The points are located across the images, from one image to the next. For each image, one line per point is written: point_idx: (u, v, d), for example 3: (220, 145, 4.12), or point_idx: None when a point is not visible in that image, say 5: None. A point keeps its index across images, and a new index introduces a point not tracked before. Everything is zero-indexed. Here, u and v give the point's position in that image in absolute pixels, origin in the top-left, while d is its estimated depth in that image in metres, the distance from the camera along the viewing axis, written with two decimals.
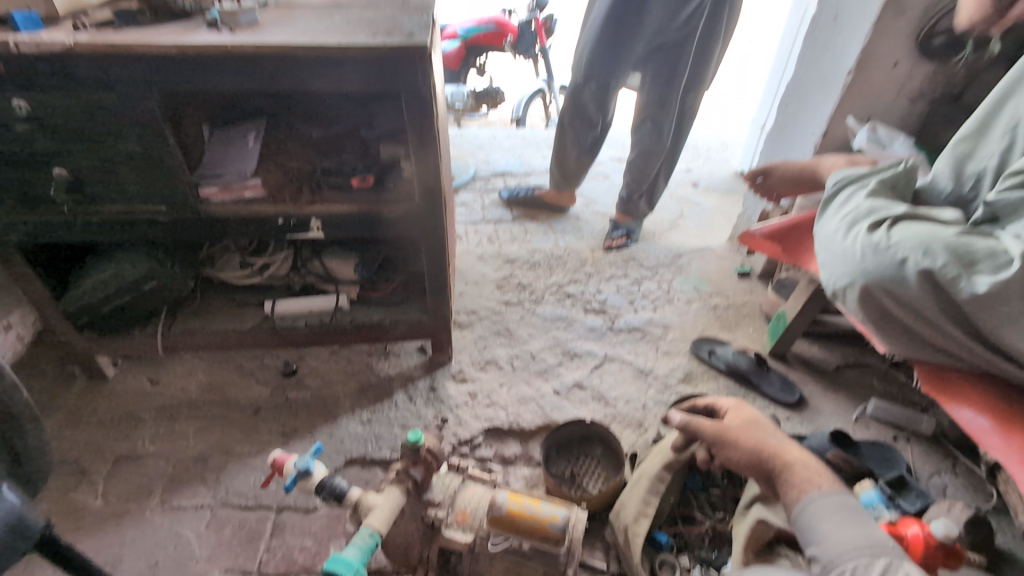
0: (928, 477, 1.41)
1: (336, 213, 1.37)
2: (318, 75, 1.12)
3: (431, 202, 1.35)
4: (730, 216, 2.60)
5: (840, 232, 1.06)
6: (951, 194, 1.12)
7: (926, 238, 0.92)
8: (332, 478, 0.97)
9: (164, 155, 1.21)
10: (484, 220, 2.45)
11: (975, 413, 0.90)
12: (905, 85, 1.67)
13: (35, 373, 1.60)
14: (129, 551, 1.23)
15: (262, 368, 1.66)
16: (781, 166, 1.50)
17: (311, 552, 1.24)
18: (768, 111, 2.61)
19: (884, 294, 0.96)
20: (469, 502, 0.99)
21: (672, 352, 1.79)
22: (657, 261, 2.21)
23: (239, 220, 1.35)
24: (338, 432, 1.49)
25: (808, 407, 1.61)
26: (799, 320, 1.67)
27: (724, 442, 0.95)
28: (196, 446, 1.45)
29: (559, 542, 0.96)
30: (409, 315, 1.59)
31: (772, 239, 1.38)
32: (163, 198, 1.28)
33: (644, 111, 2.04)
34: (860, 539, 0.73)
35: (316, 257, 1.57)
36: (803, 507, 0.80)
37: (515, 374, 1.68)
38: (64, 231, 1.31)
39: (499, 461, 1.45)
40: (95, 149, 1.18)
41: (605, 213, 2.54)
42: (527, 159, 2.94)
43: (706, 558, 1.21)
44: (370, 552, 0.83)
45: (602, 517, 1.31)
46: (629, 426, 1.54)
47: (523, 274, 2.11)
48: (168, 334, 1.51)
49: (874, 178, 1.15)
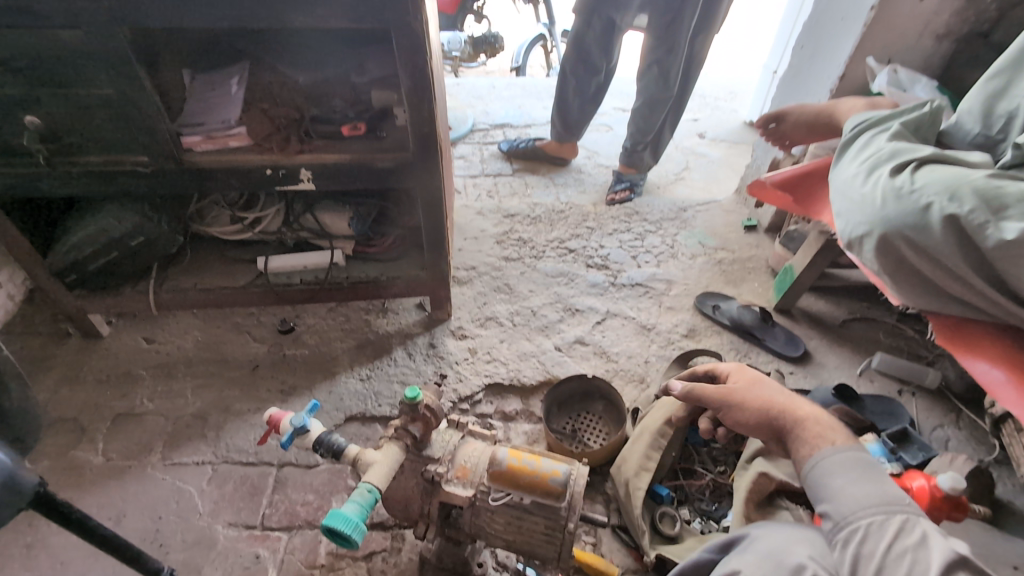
0: (931, 430, 1.41)
1: (326, 164, 1.29)
2: (299, 10, 1.03)
3: (426, 151, 1.28)
4: (738, 167, 2.50)
5: (860, 176, 1.00)
6: (978, 136, 1.05)
7: (953, 183, 0.87)
8: (330, 435, 0.96)
9: (139, 100, 1.14)
10: (483, 174, 2.37)
11: (991, 366, 0.85)
12: (931, 22, 1.55)
13: (29, 331, 1.58)
14: (132, 506, 1.24)
15: (258, 325, 1.64)
16: (795, 110, 1.42)
17: (313, 506, 1.25)
18: (781, 56, 2.48)
19: (904, 242, 0.92)
20: (469, 458, 0.99)
21: (676, 307, 1.76)
22: (661, 215, 2.15)
23: (227, 173, 1.28)
24: (337, 388, 1.48)
25: (812, 361, 1.59)
26: (806, 273, 1.63)
27: (730, 406, 0.90)
28: (194, 404, 1.44)
29: (560, 498, 0.93)
30: (406, 271, 1.55)
31: (785, 188, 1.31)
32: (144, 147, 1.21)
33: (651, 55, 1.91)
34: (877, 495, 0.63)
35: (308, 212, 1.50)
36: (814, 463, 0.71)
37: (515, 330, 1.66)
38: (42, 184, 1.25)
39: (500, 416, 1.45)
40: (66, 94, 1.11)
41: (608, 165, 2.46)
42: (527, 109, 2.82)
43: (705, 511, 1.22)
44: (370, 507, 0.82)
45: (603, 471, 1.31)
46: (630, 381, 1.53)
47: (523, 229, 2.06)
48: (160, 293, 1.46)
49: (897, 120, 1.08)
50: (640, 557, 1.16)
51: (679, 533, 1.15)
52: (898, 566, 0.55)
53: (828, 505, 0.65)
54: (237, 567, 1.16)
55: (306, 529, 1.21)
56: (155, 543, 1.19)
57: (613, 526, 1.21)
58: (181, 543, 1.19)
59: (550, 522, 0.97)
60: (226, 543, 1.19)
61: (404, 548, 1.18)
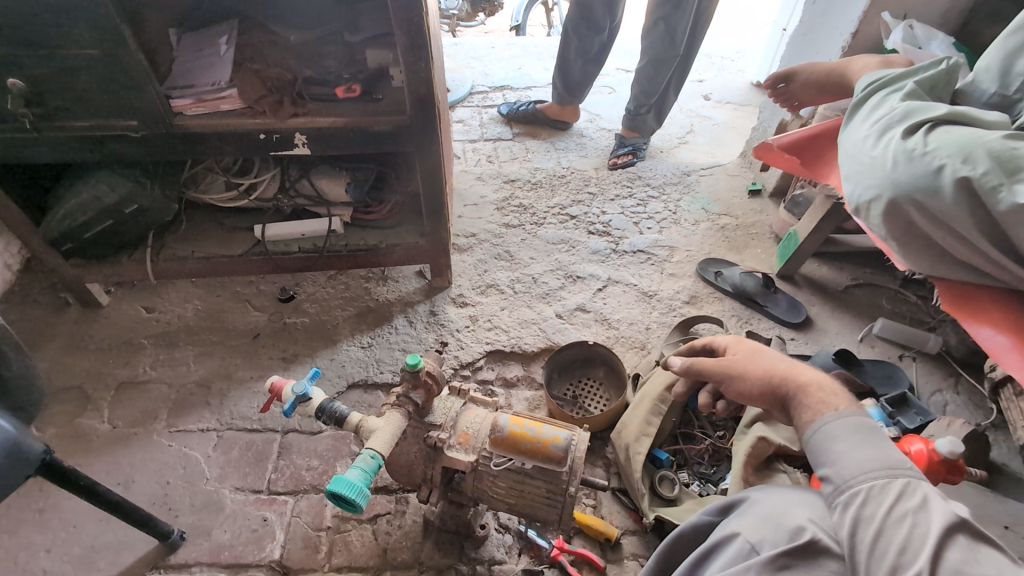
0: (930, 395, 1.42)
1: (321, 128, 1.26)
2: None
3: (424, 114, 1.24)
4: (744, 130, 2.44)
5: (871, 139, 0.97)
6: (994, 96, 1.01)
7: (968, 143, 0.84)
8: (331, 402, 0.96)
9: (124, 61, 1.09)
10: (482, 138, 2.31)
11: (995, 332, 0.85)
12: None
13: (28, 301, 1.58)
14: (140, 471, 1.26)
15: (257, 294, 1.63)
16: (806, 69, 1.37)
17: (318, 471, 1.27)
18: (791, 13, 2.39)
19: (913, 207, 0.89)
20: (471, 424, 1.00)
21: (678, 274, 1.74)
22: (664, 180, 2.11)
23: (219, 137, 1.25)
24: (338, 356, 1.48)
25: (813, 327, 1.59)
26: (811, 239, 1.60)
27: (731, 377, 0.90)
28: (196, 371, 1.45)
29: (561, 463, 0.96)
30: (405, 238, 1.54)
31: (791, 150, 1.27)
32: (132, 111, 1.17)
33: (657, 10, 1.82)
34: (879, 460, 0.63)
35: (304, 177, 1.46)
36: (816, 428, 0.71)
37: (516, 298, 1.65)
38: (29, 150, 1.21)
39: (501, 383, 1.45)
40: (49, 56, 1.07)
41: (611, 129, 2.39)
42: (527, 71, 2.74)
43: (705, 474, 1.24)
44: (373, 473, 0.83)
45: (604, 436, 1.33)
46: (631, 348, 1.53)
47: (523, 195, 2.03)
48: (157, 261, 1.45)
49: (912, 78, 1.03)
50: (639, 518, 1.18)
51: (677, 496, 1.17)
52: (897, 528, 0.56)
53: (829, 469, 0.66)
54: (246, 530, 1.18)
55: (312, 493, 1.24)
56: (165, 507, 1.21)
57: (614, 489, 1.23)
58: (189, 507, 1.21)
59: (551, 486, 0.98)
60: (233, 506, 1.22)
61: (408, 511, 1.21)
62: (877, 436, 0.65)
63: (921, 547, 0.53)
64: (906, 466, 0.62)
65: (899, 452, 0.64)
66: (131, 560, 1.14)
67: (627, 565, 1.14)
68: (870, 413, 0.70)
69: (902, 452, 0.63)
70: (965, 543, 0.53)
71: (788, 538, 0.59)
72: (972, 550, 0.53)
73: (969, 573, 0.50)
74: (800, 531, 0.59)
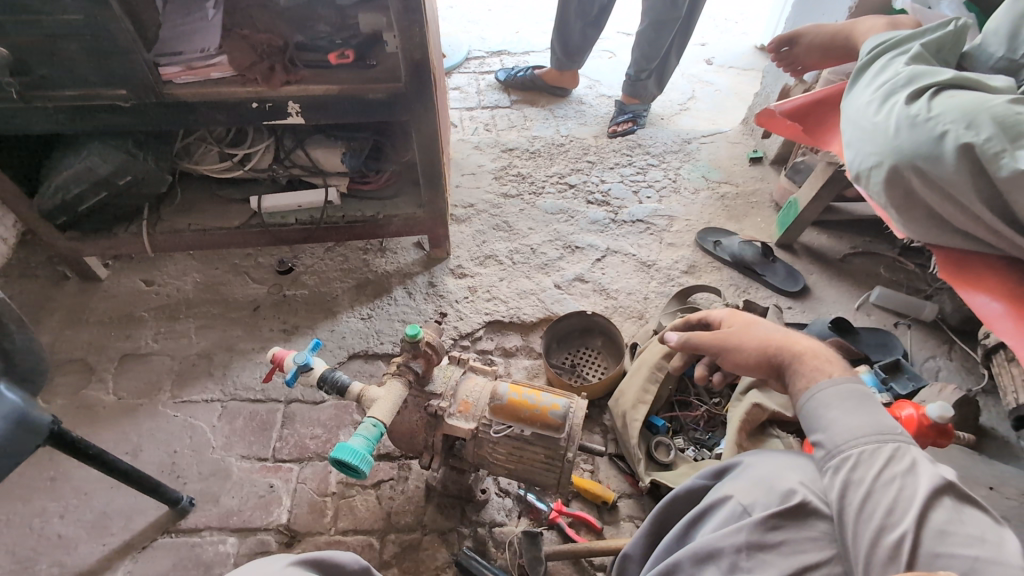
0: (923, 361, 1.44)
1: (315, 96, 1.23)
2: None
3: (419, 81, 1.22)
4: (746, 96, 2.39)
5: (874, 104, 0.95)
6: (1001, 59, 0.99)
7: (971, 109, 0.83)
8: (333, 372, 0.97)
9: (110, 26, 1.06)
10: (480, 106, 2.27)
11: (990, 299, 0.85)
12: None
13: (26, 275, 1.58)
14: (147, 441, 1.29)
15: (256, 266, 1.63)
16: (810, 32, 1.34)
17: (322, 439, 1.30)
18: None
19: (914, 174, 0.89)
20: (471, 393, 1.02)
21: (677, 244, 1.74)
22: (664, 147, 2.08)
23: (210, 106, 1.22)
24: (338, 328, 1.49)
25: (810, 296, 1.60)
26: (810, 208, 1.60)
27: (726, 349, 0.91)
28: (198, 343, 1.46)
29: (559, 430, 0.98)
30: (403, 209, 1.53)
31: (793, 117, 1.25)
32: (121, 80, 1.15)
33: None
34: (870, 426, 0.64)
35: (299, 147, 1.44)
36: (810, 394, 0.72)
37: (514, 269, 1.65)
38: (18, 121, 1.18)
39: (501, 353, 1.47)
40: (32, 22, 1.03)
41: (611, 95, 2.34)
42: (525, 35, 2.66)
43: (699, 440, 1.27)
44: (375, 440, 0.85)
45: (602, 403, 1.35)
46: (630, 317, 1.54)
47: (521, 164, 2.00)
48: (154, 234, 1.44)
49: (919, 40, 1.01)
50: (635, 482, 1.22)
51: (673, 460, 1.20)
52: (887, 491, 0.57)
53: (821, 435, 0.67)
54: (253, 496, 1.22)
55: (316, 461, 1.27)
56: (173, 475, 1.24)
57: (612, 455, 1.26)
58: (197, 474, 1.25)
59: (550, 452, 1.01)
60: (240, 474, 1.25)
61: (411, 477, 1.24)
62: (869, 404, 0.67)
63: (908, 509, 0.55)
64: (896, 432, 0.64)
65: (889, 419, 0.65)
66: (144, 525, 1.17)
67: (624, 526, 1.17)
68: (862, 379, 0.72)
69: (892, 419, 0.65)
70: (950, 504, 0.55)
71: (780, 501, 0.61)
72: (957, 511, 0.55)
73: (952, 532, 0.52)
74: (790, 495, 0.61)
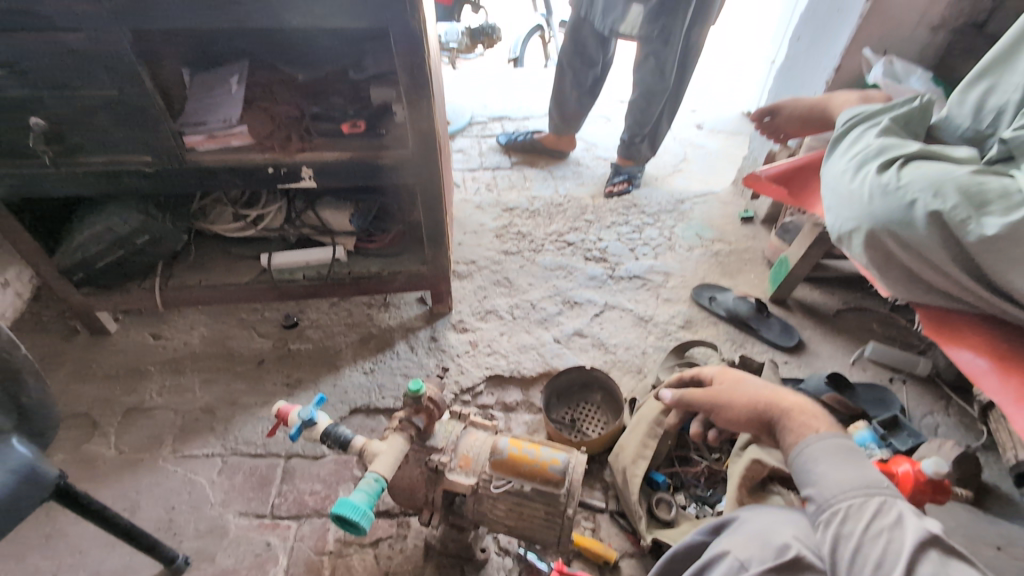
0: (921, 417, 1.44)
1: (327, 162, 1.32)
2: (298, 10, 1.04)
3: (425, 149, 1.31)
4: (735, 158, 2.52)
5: (849, 172, 1.02)
6: (968, 130, 1.07)
7: (937, 179, 0.89)
8: (336, 427, 0.99)
9: (141, 99, 1.15)
10: (481, 168, 2.39)
11: (974, 355, 0.89)
12: (927, 13, 1.55)
13: (37, 329, 1.61)
14: (146, 496, 1.28)
15: (262, 321, 1.67)
16: (790, 104, 1.43)
17: (321, 495, 1.29)
18: (779, 47, 2.57)
19: (890, 237, 0.94)
20: (471, 448, 1.03)
21: (673, 299, 1.78)
22: (659, 207, 2.17)
23: (228, 170, 1.30)
24: (341, 382, 1.51)
25: (806, 351, 1.62)
26: (801, 265, 1.65)
27: (718, 407, 0.95)
28: (202, 397, 1.47)
29: (559, 485, 0.98)
30: (408, 265, 1.58)
31: (779, 180, 1.33)
32: (147, 147, 1.23)
33: (647, 47, 1.91)
34: (857, 480, 0.67)
35: (310, 208, 1.54)
36: (799, 450, 0.76)
37: (515, 323, 1.69)
38: (48, 185, 1.26)
39: (501, 408, 1.48)
40: (71, 97, 1.13)
41: (607, 158, 2.47)
42: (525, 102, 2.83)
43: (701, 496, 1.26)
44: (376, 496, 0.85)
45: (602, 459, 1.35)
46: (629, 372, 1.56)
47: (521, 223, 2.08)
48: (165, 290, 1.49)
49: (887, 115, 1.09)
50: (636, 541, 1.20)
51: (674, 518, 1.19)
52: (875, 543, 0.59)
53: (812, 489, 0.70)
54: (249, 554, 1.20)
55: (315, 518, 1.25)
56: (169, 532, 1.22)
57: (612, 512, 1.25)
58: (194, 531, 1.23)
59: (550, 508, 1.00)
60: (237, 531, 1.23)
61: (410, 535, 1.22)
62: (857, 457, 0.70)
63: (895, 563, 0.57)
64: (881, 485, 0.66)
65: (874, 472, 0.68)
66: None
67: None
68: (848, 434, 0.75)
69: (877, 472, 0.68)
70: (937, 557, 0.56)
71: (774, 556, 0.62)
72: (943, 564, 0.55)
73: None
74: (784, 550, 0.62)
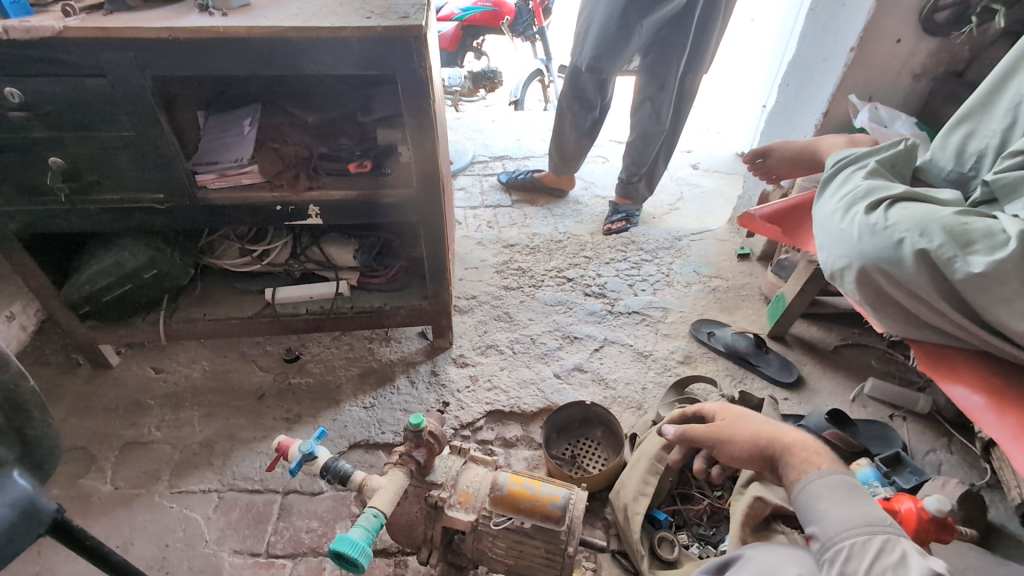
0: (924, 455, 1.43)
1: (334, 200, 1.36)
2: (312, 58, 1.10)
3: (429, 188, 1.35)
4: (731, 197, 2.58)
5: (838, 212, 1.06)
6: (952, 172, 1.11)
7: (923, 218, 0.92)
8: (336, 461, 0.99)
9: (158, 140, 1.20)
10: (483, 205, 2.44)
11: (970, 392, 0.90)
12: (907, 62, 1.64)
13: (40, 362, 1.62)
14: (140, 533, 1.26)
15: (264, 354, 1.68)
16: (780, 146, 1.49)
17: (318, 533, 1.27)
18: (768, 91, 2.70)
19: (881, 275, 0.96)
20: (471, 484, 1.03)
21: (672, 334, 1.80)
22: (657, 244, 2.22)
23: (238, 208, 1.34)
24: (341, 416, 1.51)
25: (806, 387, 1.62)
26: (797, 301, 1.67)
27: (721, 442, 0.95)
28: (201, 432, 1.47)
29: (560, 522, 0.97)
30: (410, 300, 1.60)
31: (772, 221, 1.37)
32: (161, 186, 1.27)
33: (644, 91, 1.99)
34: (860, 517, 0.68)
35: (315, 245, 1.59)
36: (800, 487, 0.76)
37: (515, 358, 1.69)
38: (62, 221, 1.30)
39: (501, 443, 1.47)
40: (91, 138, 1.17)
41: (605, 196, 2.53)
42: (525, 142, 2.92)
43: (703, 535, 1.24)
44: (375, 531, 0.85)
45: (603, 496, 1.33)
46: (629, 408, 1.56)
47: (521, 259, 2.12)
48: (170, 323, 1.51)
49: (874, 158, 1.13)
50: None
51: (677, 558, 1.17)
52: None
53: (815, 527, 0.71)
54: None
55: (311, 557, 1.23)
56: (162, 571, 1.20)
57: (614, 551, 1.23)
58: (187, 570, 1.20)
59: (550, 547, 0.99)
60: (231, 570, 1.21)
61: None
62: (861, 494, 0.70)
63: None
64: (885, 524, 0.67)
65: (879, 510, 0.69)
66: None
67: None
68: (851, 472, 0.76)
69: (882, 511, 0.68)
70: None
71: None
72: None
73: None
74: None
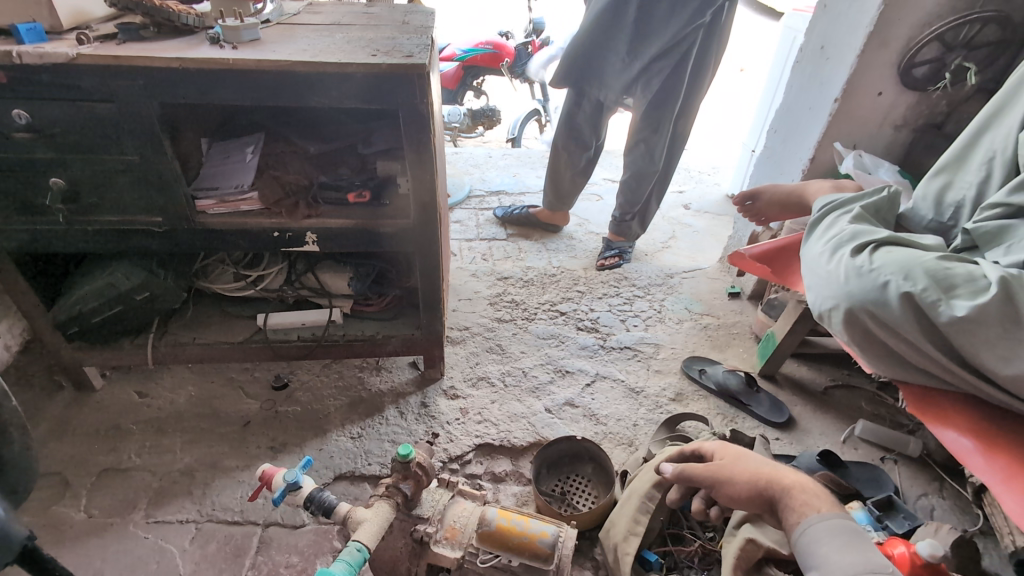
0: (916, 499, 1.42)
1: (332, 228, 1.37)
2: (318, 91, 1.13)
3: (426, 219, 1.37)
4: (721, 237, 2.63)
5: (825, 255, 1.08)
6: (932, 222, 1.15)
7: (907, 263, 0.95)
8: (321, 491, 0.97)
9: (160, 165, 1.21)
10: (478, 238, 2.47)
11: (959, 435, 0.91)
12: (889, 113, 1.71)
13: (21, 383, 1.59)
14: (110, 566, 1.21)
15: (252, 380, 1.66)
16: (769, 189, 1.53)
17: (297, 568, 1.23)
18: (758, 136, 2.77)
19: (868, 317, 0.98)
20: (458, 518, 1.00)
21: (664, 370, 1.80)
22: (649, 280, 2.24)
23: (236, 233, 1.35)
24: (327, 446, 1.48)
25: (796, 427, 1.62)
26: (787, 340, 1.69)
27: (719, 482, 0.95)
28: (182, 460, 1.43)
29: (548, 561, 0.97)
30: (402, 330, 1.60)
31: (763, 261, 1.39)
32: (159, 209, 1.28)
33: (638, 133, 2.05)
34: (860, 565, 0.72)
35: (310, 271, 1.59)
36: (801, 530, 0.80)
37: (506, 392, 1.68)
38: (57, 241, 1.30)
39: (490, 478, 1.45)
40: (94, 160, 1.19)
41: (599, 232, 2.57)
42: (522, 178, 2.99)
43: None
44: (358, 566, 0.82)
45: (592, 535, 1.30)
46: (620, 444, 1.55)
47: (515, 291, 2.13)
48: (158, 346, 1.49)
49: (859, 203, 1.17)
50: None
51: None
52: None
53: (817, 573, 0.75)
54: None
55: None
56: None
57: None
58: None
59: None
60: None
61: None
62: (861, 542, 0.75)
63: None
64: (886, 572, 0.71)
65: (877, 557, 0.73)
66: None
67: None
68: (851, 517, 0.80)
69: (881, 559, 0.72)
70: None
71: None
72: None
73: None
74: None
